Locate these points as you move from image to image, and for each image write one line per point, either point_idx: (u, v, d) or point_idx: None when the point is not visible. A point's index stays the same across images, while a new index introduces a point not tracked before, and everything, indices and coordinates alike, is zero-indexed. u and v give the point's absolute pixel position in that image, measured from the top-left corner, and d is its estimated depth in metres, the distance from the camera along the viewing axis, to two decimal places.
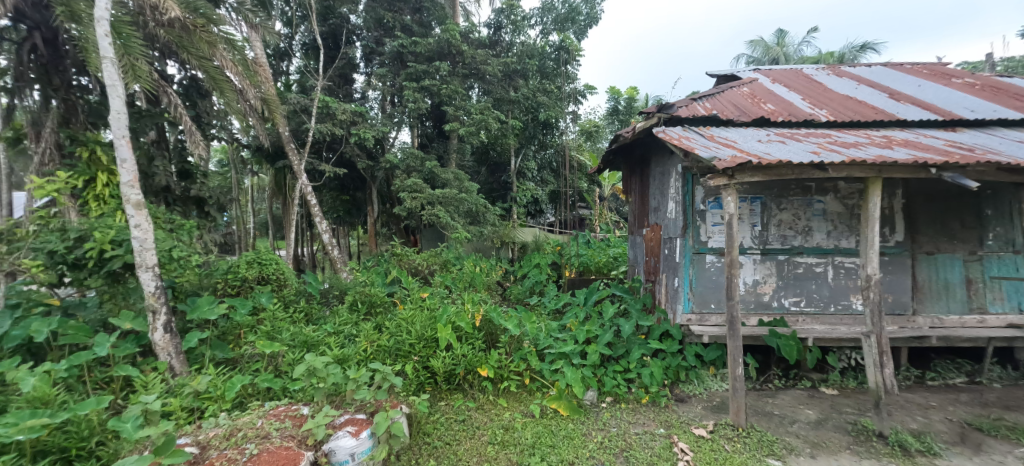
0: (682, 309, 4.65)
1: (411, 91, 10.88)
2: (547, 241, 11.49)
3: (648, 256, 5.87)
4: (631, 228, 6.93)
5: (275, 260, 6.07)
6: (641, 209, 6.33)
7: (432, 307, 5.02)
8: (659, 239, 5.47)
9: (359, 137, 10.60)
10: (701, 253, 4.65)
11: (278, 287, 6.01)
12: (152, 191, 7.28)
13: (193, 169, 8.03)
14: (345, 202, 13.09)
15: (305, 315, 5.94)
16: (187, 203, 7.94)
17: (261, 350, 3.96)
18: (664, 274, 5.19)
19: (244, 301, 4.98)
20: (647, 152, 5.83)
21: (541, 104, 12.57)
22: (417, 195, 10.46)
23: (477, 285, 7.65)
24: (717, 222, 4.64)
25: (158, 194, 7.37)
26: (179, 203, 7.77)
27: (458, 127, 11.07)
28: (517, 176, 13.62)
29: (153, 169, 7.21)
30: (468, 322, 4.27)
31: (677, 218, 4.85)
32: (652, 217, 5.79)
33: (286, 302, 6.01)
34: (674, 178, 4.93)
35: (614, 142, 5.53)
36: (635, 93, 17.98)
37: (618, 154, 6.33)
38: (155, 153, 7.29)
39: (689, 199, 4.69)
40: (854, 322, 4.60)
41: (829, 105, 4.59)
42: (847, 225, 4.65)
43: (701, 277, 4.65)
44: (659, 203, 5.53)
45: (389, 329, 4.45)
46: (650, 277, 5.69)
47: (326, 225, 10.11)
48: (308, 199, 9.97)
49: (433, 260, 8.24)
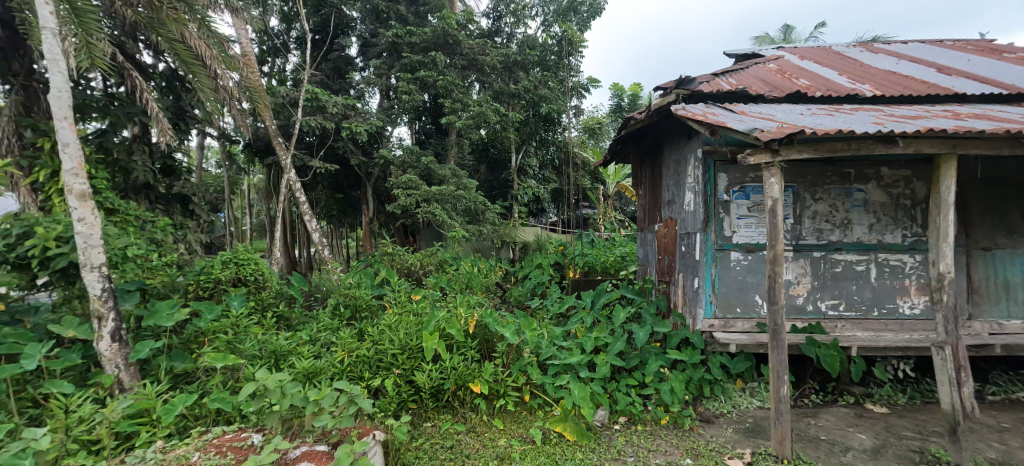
0: (703, 314, 4.12)
1: (405, 83, 10.37)
2: (549, 240, 10.98)
3: (662, 255, 5.31)
4: (639, 226, 6.44)
5: (252, 261, 5.49)
6: (652, 204, 5.83)
7: (422, 312, 4.48)
8: (673, 234, 4.93)
9: (351, 131, 10.09)
10: (725, 250, 4.10)
11: (257, 290, 5.48)
12: (133, 188, 6.77)
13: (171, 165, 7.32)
14: (340, 200, 12.63)
15: (281, 320, 5.37)
16: (170, 203, 7.31)
17: (215, 362, 3.40)
18: (681, 273, 4.63)
19: (212, 305, 4.40)
20: (659, 140, 5.33)
21: (541, 98, 11.94)
22: (412, 192, 9.94)
23: (476, 288, 7.11)
24: (744, 214, 4.10)
25: (138, 191, 6.81)
26: (160, 201, 7.16)
27: (455, 121, 10.51)
28: (518, 173, 13.12)
29: (131, 164, 6.65)
30: (459, 329, 3.75)
31: (697, 209, 4.28)
32: (665, 211, 5.28)
33: (263, 307, 5.47)
34: (692, 165, 4.36)
35: (623, 127, 4.98)
36: (639, 90, 17.53)
37: (626, 143, 5.79)
38: (136, 148, 6.73)
39: (711, 188, 4.13)
40: (900, 328, 4.05)
41: (870, 80, 4.03)
42: (892, 218, 4.09)
43: (725, 277, 4.10)
44: (673, 195, 5.01)
45: (371, 337, 3.92)
46: (664, 278, 5.15)
47: (317, 224, 9.59)
48: (298, 197, 9.47)
49: (429, 260, 7.74)
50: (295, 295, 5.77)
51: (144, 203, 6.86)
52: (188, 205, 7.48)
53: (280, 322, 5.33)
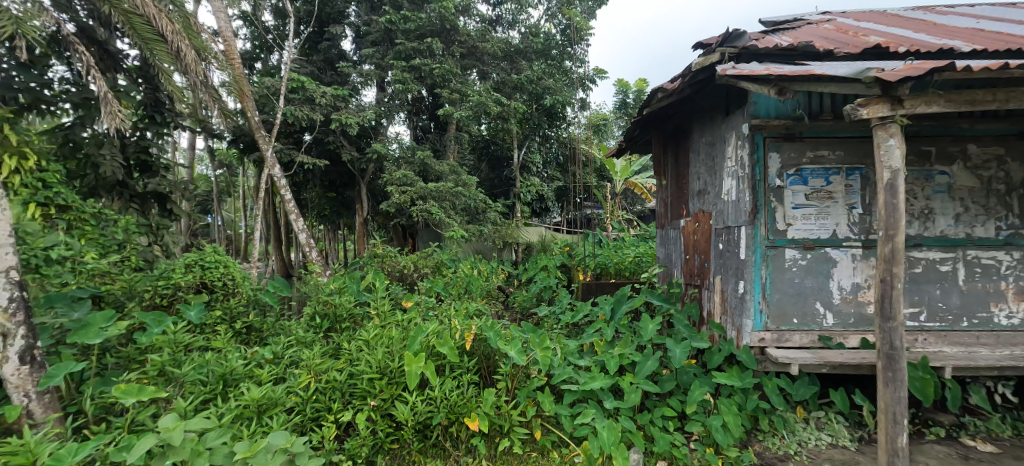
0: (752, 326, 3.36)
1: (399, 71, 9.60)
2: (554, 240, 10.27)
3: (691, 254, 4.56)
4: (659, 222, 5.72)
5: (217, 264, 4.77)
6: (676, 198, 5.11)
7: (409, 325, 3.72)
8: (706, 230, 4.19)
9: (342, 124, 9.37)
10: (779, 247, 3.35)
11: (223, 297, 4.72)
12: (105, 186, 5.60)
13: (148, 163, 6.08)
14: (332, 199, 11.93)
15: (245, 332, 4.55)
16: (144, 198, 6.07)
17: (124, 396, 2.50)
18: (718, 276, 3.88)
19: (159, 317, 3.63)
20: (685, 121, 4.61)
21: (547, 89, 11.20)
22: (407, 189, 9.20)
23: (475, 293, 6.41)
24: (801, 203, 3.35)
25: (111, 189, 5.64)
26: (132, 199, 5.94)
27: (452, 112, 9.77)
28: (520, 170, 12.40)
29: (99, 158, 5.47)
30: (452, 347, 3.05)
31: (741, 198, 3.53)
32: (693, 203, 4.55)
33: (232, 316, 4.62)
34: (734, 144, 3.62)
35: (645, 105, 4.25)
36: (645, 84, 16.85)
37: (646, 126, 5.05)
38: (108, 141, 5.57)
39: (760, 171, 3.37)
40: (996, 342, 3.30)
41: (957, 37, 3.28)
42: (982, 206, 3.34)
43: (778, 279, 3.35)
44: (705, 184, 4.27)
45: (347, 357, 3.20)
46: (694, 281, 4.42)
47: (304, 224, 8.85)
48: (283, 194, 8.73)
49: (424, 262, 7.01)
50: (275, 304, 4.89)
51: (117, 203, 5.73)
52: (167, 203, 6.24)
53: (245, 336, 4.52)
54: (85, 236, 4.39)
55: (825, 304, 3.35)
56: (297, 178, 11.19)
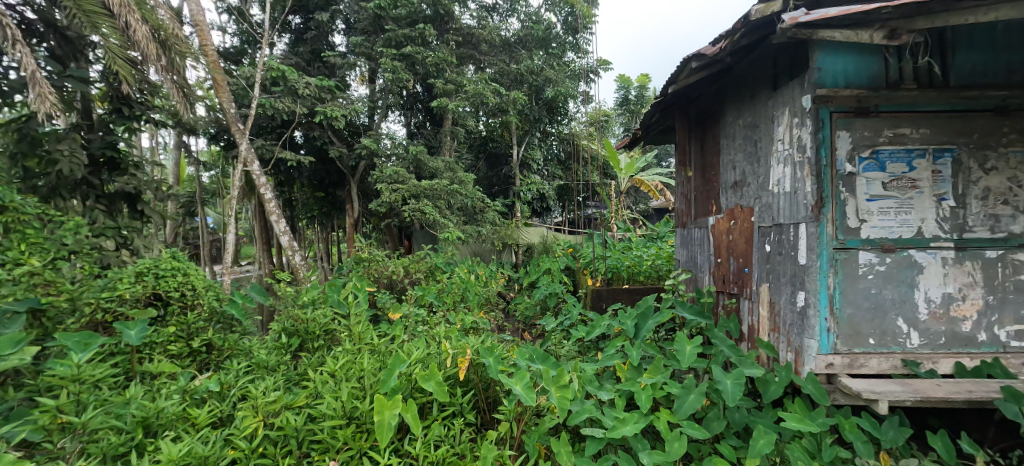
0: (817, 349, 2.68)
1: (388, 59, 8.86)
2: (557, 242, 9.66)
3: (723, 257, 3.89)
4: (678, 220, 5.06)
5: (172, 272, 3.91)
6: (701, 192, 4.44)
7: (391, 349, 3.04)
8: (745, 228, 3.51)
9: (327, 117, 8.66)
10: (850, 249, 2.67)
11: (180, 310, 3.87)
12: (67, 186, 4.84)
13: (120, 161, 5.24)
14: (320, 199, 11.24)
15: (195, 354, 3.75)
16: (111, 198, 5.22)
17: None
18: (765, 284, 3.19)
19: (86, 340, 2.96)
20: (718, 100, 3.94)
21: (547, 80, 10.54)
22: (398, 187, 8.49)
23: (473, 302, 5.75)
24: (877, 194, 2.68)
25: (74, 189, 4.87)
26: (98, 199, 5.11)
27: (446, 103, 9.05)
28: (520, 168, 11.73)
29: (56, 154, 4.68)
30: (441, 383, 2.37)
31: (799, 189, 2.86)
32: (724, 197, 3.89)
33: (189, 334, 3.82)
34: (788, 123, 2.95)
35: (673, 78, 3.58)
36: (648, 79, 16.21)
37: (668, 108, 4.38)
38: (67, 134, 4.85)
39: (825, 154, 2.69)
40: None
41: None
42: None
43: (851, 290, 2.67)
44: (742, 173, 3.60)
45: (310, 395, 2.56)
46: (728, 289, 3.74)
47: (285, 226, 8.13)
48: (262, 193, 8.03)
49: (415, 265, 6.32)
50: (243, 319, 4.18)
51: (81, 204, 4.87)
52: (139, 203, 5.46)
53: (197, 355, 3.75)
54: (26, 241, 3.34)
55: (908, 321, 2.67)
56: (282, 177, 10.49)
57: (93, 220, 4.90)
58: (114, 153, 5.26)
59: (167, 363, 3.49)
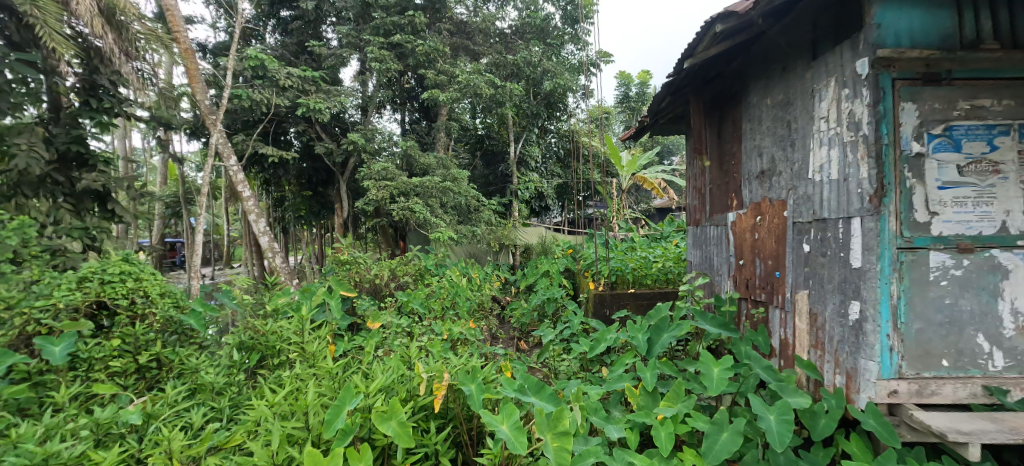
0: (878, 374, 2.16)
1: (376, 48, 8.33)
2: (556, 242, 9.19)
3: (746, 259, 3.38)
4: (690, 217, 4.56)
5: (119, 277, 3.33)
6: (718, 186, 3.92)
7: (357, 372, 2.52)
8: (775, 225, 3.00)
9: (311, 110, 8.12)
10: (919, 249, 2.15)
11: (129, 322, 3.29)
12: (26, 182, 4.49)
13: (88, 157, 4.85)
14: (308, 198, 10.73)
15: (144, 369, 3.17)
16: (77, 195, 4.89)
17: None
18: (804, 290, 2.68)
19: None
20: (742, 79, 3.43)
21: (546, 72, 10.01)
22: (386, 184, 7.97)
23: (464, 308, 5.24)
24: (950, 181, 2.17)
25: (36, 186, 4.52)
26: (65, 197, 4.79)
27: (437, 95, 8.53)
28: (518, 165, 11.22)
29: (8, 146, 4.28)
30: (405, 424, 1.85)
31: (849, 175, 2.34)
32: (747, 189, 3.37)
33: (135, 348, 3.18)
34: (834, 96, 2.44)
35: (690, 49, 3.08)
36: (649, 75, 15.72)
37: (681, 91, 3.87)
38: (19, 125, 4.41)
39: (886, 132, 2.18)
40: None
41: None
42: None
43: (919, 299, 2.15)
44: (770, 160, 3.09)
45: (248, 433, 2.05)
46: (753, 295, 3.23)
47: (265, 226, 7.54)
48: (239, 190, 7.46)
49: (402, 268, 5.81)
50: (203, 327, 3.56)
51: (45, 203, 4.55)
52: (109, 202, 5.07)
53: (146, 371, 3.17)
54: None
55: (990, 338, 2.16)
56: (267, 175, 9.98)
57: (58, 219, 4.58)
58: (82, 148, 4.85)
59: (105, 382, 2.95)
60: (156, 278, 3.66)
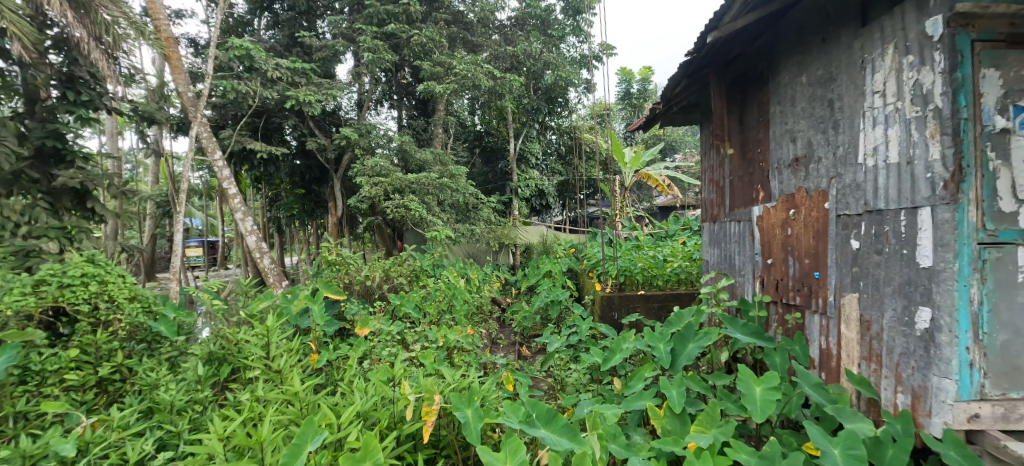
0: (956, 395, 1.81)
1: (369, 38, 7.95)
2: (557, 241, 8.83)
3: (775, 258, 3.02)
4: (707, 214, 4.19)
5: (80, 280, 2.96)
6: (739, 177, 3.55)
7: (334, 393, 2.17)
8: (812, 218, 2.64)
9: (301, 103, 7.75)
10: (1004, 245, 1.79)
11: (90, 330, 2.94)
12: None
13: (65, 152, 4.53)
14: (300, 196, 10.34)
15: (106, 382, 2.80)
16: (55, 193, 4.52)
17: None
18: (853, 294, 2.31)
19: None
20: (771, 57, 3.06)
21: (546, 65, 9.66)
22: (380, 180, 7.59)
23: (462, 313, 4.88)
24: None
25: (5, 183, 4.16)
26: (41, 195, 4.41)
27: (433, 86, 8.16)
28: (518, 162, 10.84)
29: None
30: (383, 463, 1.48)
31: (913, 157, 1.99)
32: (776, 180, 3.01)
33: (96, 359, 2.83)
34: (892, 67, 2.08)
35: (714, 22, 2.72)
36: (651, 71, 15.37)
37: (698, 73, 3.50)
38: None
39: (964, 104, 1.81)
40: None
41: None
42: None
43: (1005, 305, 1.79)
44: (805, 146, 2.73)
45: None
46: (786, 298, 2.87)
47: (252, 225, 7.17)
48: (225, 187, 7.06)
49: (396, 268, 5.43)
50: (175, 334, 3.23)
51: (20, 201, 4.17)
52: (88, 199, 4.75)
53: (108, 385, 2.81)
54: None
55: None
56: (258, 173, 9.60)
57: (33, 219, 4.20)
58: (58, 142, 4.51)
59: (60, 398, 2.57)
60: (125, 280, 3.28)
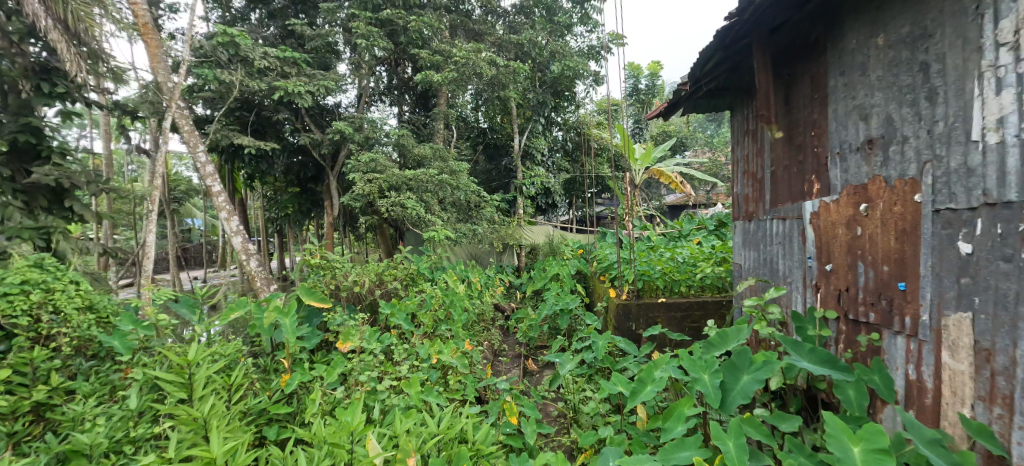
0: None
1: (363, 23, 7.46)
2: (564, 242, 8.30)
3: (834, 263, 2.47)
4: (740, 211, 3.63)
5: (19, 288, 2.45)
6: (784, 167, 2.99)
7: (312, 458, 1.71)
8: (894, 214, 2.09)
9: (291, 95, 7.26)
10: None
11: (28, 347, 2.44)
12: None
13: (40, 148, 4.32)
14: (295, 195, 9.87)
15: (44, 408, 2.31)
16: (29, 191, 4.24)
17: None
18: (964, 312, 1.78)
19: None
20: (831, 20, 2.49)
21: (552, 55, 9.16)
22: (375, 176, 7.07)
23: (461, 322, 4.37)
24: None
25: None
26: (14, 193, 4.14)
27: (431, 76, 7.66)
28: (523, 158, 10.30)
29: None
30: None
31: None
32: (839, 168, 2.46)
33: (31, 380, 2.33)
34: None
35: None
36: (660, 66, 14.80)
37: (733, 47, 2.93)
38: None
39: None
40: None
41: None
42: None
43: None
44: (884, 124, 2.17)
45: None
46: (853, 313, 2.33)
47: (238, 225, 6.67)
48: (209, 184, 6.55)
49: (390, 272, 4.91)
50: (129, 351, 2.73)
51: None
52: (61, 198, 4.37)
53: (45, 411, 2.30)
54: None
55: None
56: (250, 170, 9.12)
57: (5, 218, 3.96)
58: (32, 137, 4.29)
59: None
60: (79, 286, 2.78)
